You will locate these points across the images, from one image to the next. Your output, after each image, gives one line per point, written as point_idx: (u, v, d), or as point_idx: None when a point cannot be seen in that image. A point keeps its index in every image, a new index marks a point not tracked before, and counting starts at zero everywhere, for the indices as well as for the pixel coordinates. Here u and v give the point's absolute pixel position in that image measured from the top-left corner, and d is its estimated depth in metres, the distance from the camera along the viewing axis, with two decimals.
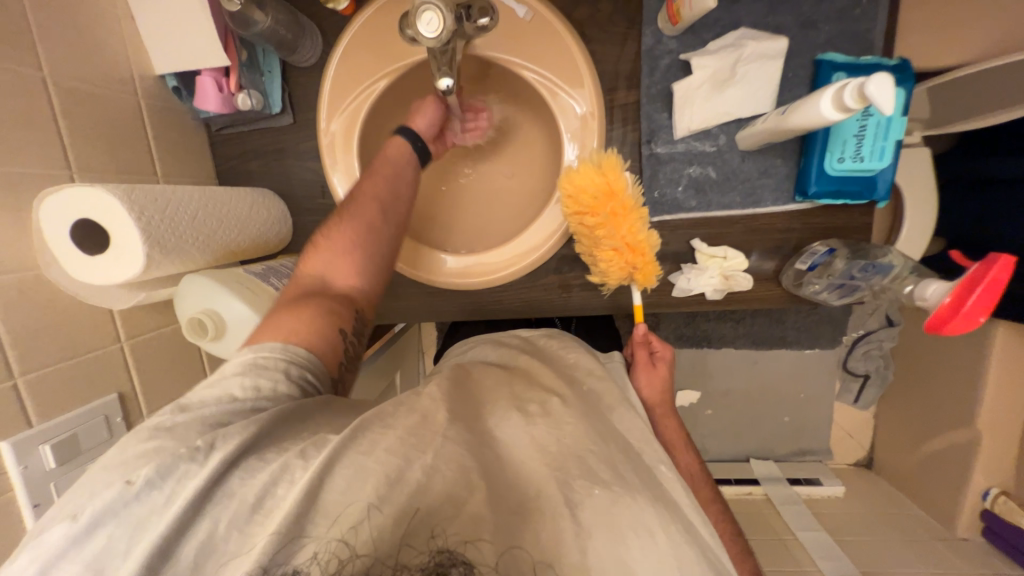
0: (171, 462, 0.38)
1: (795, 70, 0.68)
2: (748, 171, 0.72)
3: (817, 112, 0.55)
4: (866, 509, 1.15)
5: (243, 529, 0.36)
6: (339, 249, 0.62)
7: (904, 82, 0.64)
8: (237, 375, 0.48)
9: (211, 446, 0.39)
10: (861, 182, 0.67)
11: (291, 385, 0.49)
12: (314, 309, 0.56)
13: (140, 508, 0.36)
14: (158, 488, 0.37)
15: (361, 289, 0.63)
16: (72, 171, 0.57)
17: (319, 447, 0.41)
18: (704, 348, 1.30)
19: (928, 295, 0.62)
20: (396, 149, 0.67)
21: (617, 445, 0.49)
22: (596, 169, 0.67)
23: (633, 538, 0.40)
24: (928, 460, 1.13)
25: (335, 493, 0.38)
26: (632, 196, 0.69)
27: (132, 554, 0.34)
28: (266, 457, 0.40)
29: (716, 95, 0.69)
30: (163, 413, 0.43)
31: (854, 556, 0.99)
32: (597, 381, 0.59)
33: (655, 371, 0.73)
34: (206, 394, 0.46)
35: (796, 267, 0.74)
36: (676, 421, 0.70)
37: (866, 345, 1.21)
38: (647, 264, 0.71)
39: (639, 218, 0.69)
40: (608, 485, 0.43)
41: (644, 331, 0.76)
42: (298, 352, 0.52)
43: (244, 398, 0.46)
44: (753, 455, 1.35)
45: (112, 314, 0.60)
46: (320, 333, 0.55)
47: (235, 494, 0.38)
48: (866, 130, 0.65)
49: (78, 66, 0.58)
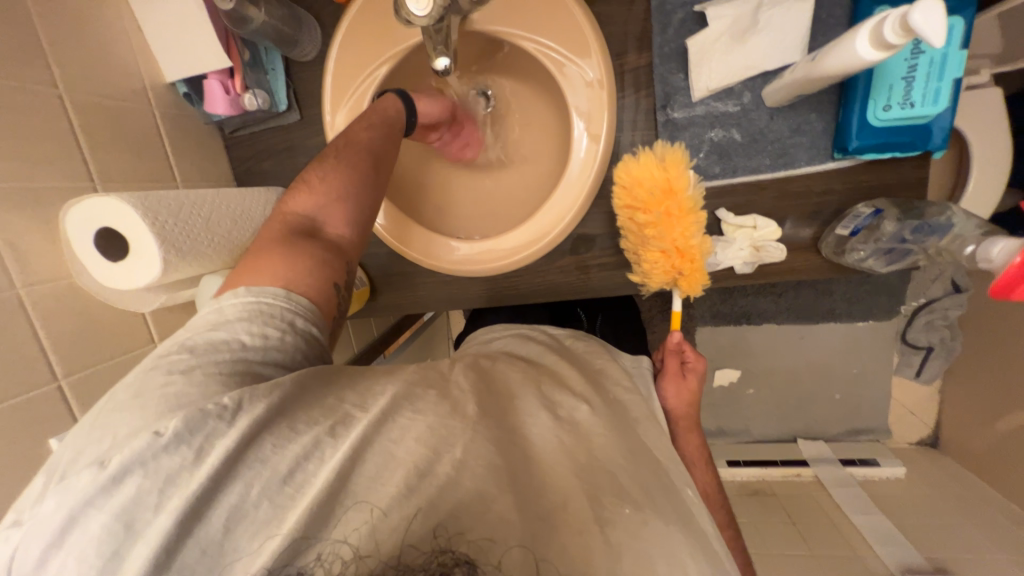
0: (199, 418, 0.35)
1: (828, 10, 0.60)
2: (778, 131, 0.65)
3: (853, 54, 0.49)
4: (930, 492, 1.06)
5: (273, 500, 0.34)
6: (330, 193, 0.58)
7: (963, 9, 0.55)
8: (243, 321, 0.45)
9: (239, 406, 0.37)
10: (912, 131, 0.59)
11: (297, 337, 0.48)
12: (301, 251, 0.52)
13: (167, 462, 0.33)
14: (186, 444, 0.34)
15: (353, 238, 0.58)
16: (95, 182, 0.60)
17: (347, 426, 0.39)
18: (743, 324, 1.23)
19: (994, 256, 0.54)
20: (391, 101, 0.66)
21: (643, 458, 0.46)
22: (658, 163, 0.65)
23: (663, 565, 0.38)
24: (1001, 440, 1.03)
25: (364, 479, 0.36)
26: (693, 197, 0.65)
27: (166, 509, 0.32)
28: (297, 428, 0.38)
29: (736, 49, 0.63)
30: (185, 360, 0.41)
31: (917, 541, 0.92)
32: (625, 391, 0.57)
33: (684, 383, 0.68)
34: (215, 340, 0.44)
35: (836, 233, 0.67)
36: (698, 437, 0.67)
37: (928, 314, 1.11)
38: (695, 271, 0.67)
39: (696, 222, 0.65)
40: (639, 505, 0.40)
41: (678, 339, 0.71)
42: (299, 301, 0.49)
43: (252, 345, 0.45)
44: (801, 436, 1.27)
45: (144, 316, 0.63)
46: (309, 275, 0.52)
47: (267, 461, 0.35)
48: (916, 70, 0.57)
49: (93, 80, 0.61)
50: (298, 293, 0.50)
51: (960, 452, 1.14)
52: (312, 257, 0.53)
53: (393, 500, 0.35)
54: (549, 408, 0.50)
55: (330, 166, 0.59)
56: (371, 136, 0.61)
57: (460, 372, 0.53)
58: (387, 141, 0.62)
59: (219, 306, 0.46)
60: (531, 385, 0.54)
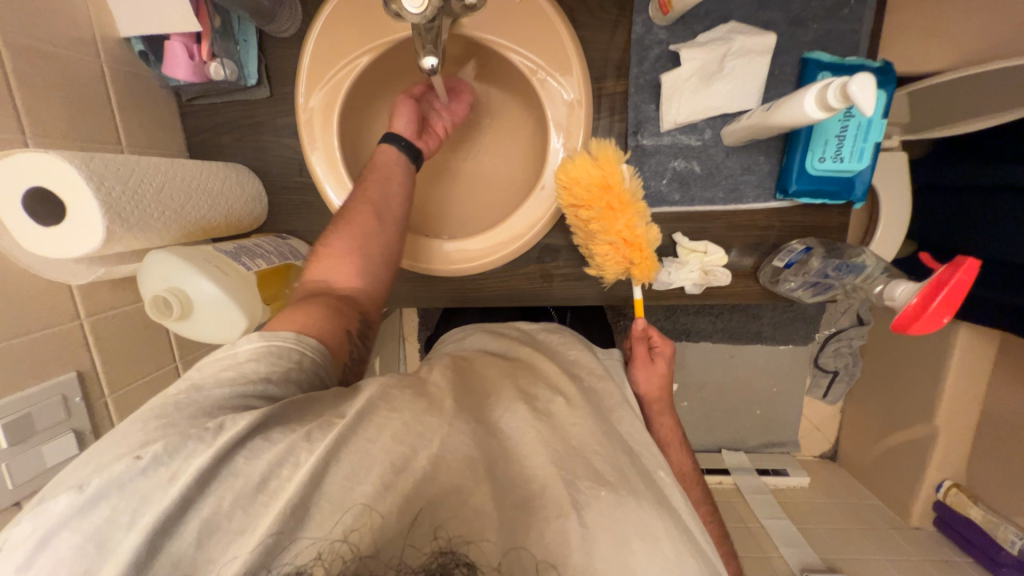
0: (178, 441, 0.33)
1: (781, 68, 0.68)
2: (731, 167, 0.72)
3: (801, 111, 0.56)
4: (828, 500, 1.20)
5: (247, 510, 0.32)
6: (345, 251, 0.61)
7: (886, 85, 0.65)
8: (251, 361, 0.43)
9: (221, 426, 0.35)
10: (839, 182, 0.68)
11: (304, 374, 0.46)
12: (317, 304, 0.54)
13: (144, 484, 0.32)
14: (164, 465, 0.32)
15: (365, 292, 0.60)
16: (27, 136, 0.53)
17: (326, 429, 0.37)
18: (682, 340, 1.31)
19: (896, 295, 0.64)
20: (386, 155, 0.67)
21: (618, 444, 0.47)
22: (592, 161, 0.67)
23: (638, 542, 0.38)
24: (889, 453, 1.18)
25: (340, 479, 0.35)
26: (631, 189, 0.68)
27: (137, 527, 0.30)
28: (271, 437, 0.36)
29: (703, 89, 0.69)
30: (178, 395, 0.39)
31: (815, 543, 1.04)
32: (598, 381, 0.58)
33: (653, 367, 0.72)
34: (224, 376, 0.42)
35: (773, 264, 0.76)
36: (671, 418, 0.71)
37: (836, 342, 1.20)
38: (645, 260, 0.69)
39: (638, 212, 0.68)
40: (614, 487, 0.41)
41: (644, 327, 0.73)
42: (310, 342, 0.48)
43: (256, 381, 0.42)
44: (725, 446, 1.38)
45: (70, 289, 0.57)
46: (325, 324, 0.52)
47: (240, 473, 0.34)
48: (847, 130, 0.65)
49: (35, 23, 0.54)
50: (307, 335, 0.49)
51: (854, 463, 1.30)
52: (324, 309, 0.53)
53: (370, 499, 0.35)
54: (526, 400, 0.49)
55: (341, 225, 0.62)
56: (377, 194, 0.64)
57: (437, 371, 0.52)
58: (392, 183, 0.66)
59: (234, 351, 0.44)
60: (505, 379, 0.53)
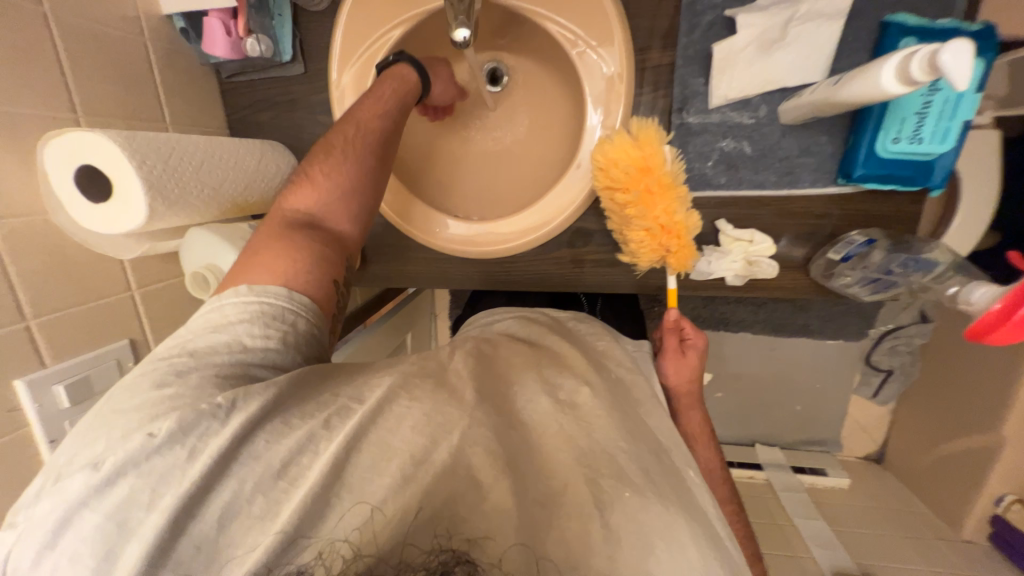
0: (193, 419, 0.35)
1: (856, 32, 0.60)
2: (787, 148, 0.66)
3: (878, 85, 0.49)
4: (869, 504, 1.14)
5: (267, 495, 0.33)
6: (334, 190, 0.58)
7: (985, 52, 0.55)
8: (243, 322, 0.46)
9: (233, 404, 0.37)
10: (915, 166, 0.60)
11: (297, 336, 0.48)
12: (302, 247, 0.53)
13: (162, 462, 0.34)
14: (180, 444, 0.34)
15: (354, 236, 0.60)
16: (78, 115, 0.56)
17: (344, 418, 0.38)
18: (720, 330, 1.25)
19: (974, 299, 0.57)
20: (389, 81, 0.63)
21: (645, 442, 0.45)
22: (632, 142, 0.62)
23: (663, 548, 0.36)
24: (943, 461, 1.09)
25: (360, 470, 0.36)
26: (671, 173, 0.63)
27: (158, 506, 0.32)
28: (291, 422, 0.37)
29: (761, 60, 0.62)
30: (181, 363, 0.42)
31: (850, 547, 0.99)
32: (626, 373, 0.56)
33: (684, 360, 0.69)
34: (218, 342, 0.44)
35: (827, 257, 0.69)
36: (701, 414, 0.68)
37: (893, 339, 1.16)
38: (682, 248, 0.65)
39: (677, 199, 0.63)
40: (640, 489, 0.39)
41: (677, 317, 0.70)
42: (303, 300, 0.49)
43: (254, 346, 0.45)
44: (758, 441, 1.33)
45: (123, 264, 0.60)
46: (312, 273, 0.52)
47: (260, 457, 0.35)
48: (931, 106, 0.57)
49: (83, 3, 0.56)
50: (299, 292, 0.50)
51: (901, 468, 1.22)
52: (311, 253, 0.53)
53: (388, 490, 0.35)
54: (550, 391, 0.48)
55: (330, 158, 0.58)
56: (371, 128, 0.60)
57: (459, 357, 0.52)
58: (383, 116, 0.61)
59: (222, 306, 0.47)
60: (528, 367, 0.52)
